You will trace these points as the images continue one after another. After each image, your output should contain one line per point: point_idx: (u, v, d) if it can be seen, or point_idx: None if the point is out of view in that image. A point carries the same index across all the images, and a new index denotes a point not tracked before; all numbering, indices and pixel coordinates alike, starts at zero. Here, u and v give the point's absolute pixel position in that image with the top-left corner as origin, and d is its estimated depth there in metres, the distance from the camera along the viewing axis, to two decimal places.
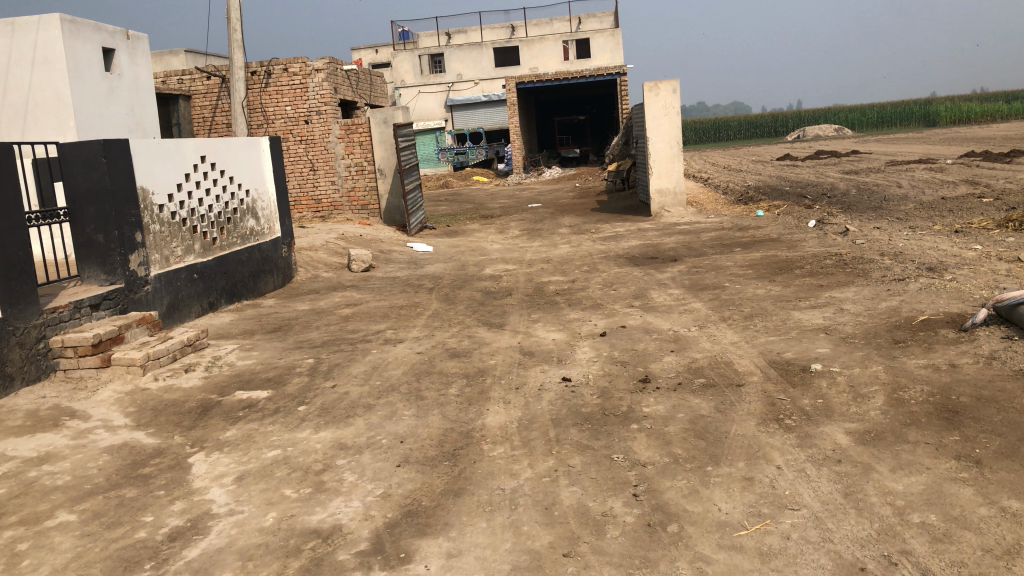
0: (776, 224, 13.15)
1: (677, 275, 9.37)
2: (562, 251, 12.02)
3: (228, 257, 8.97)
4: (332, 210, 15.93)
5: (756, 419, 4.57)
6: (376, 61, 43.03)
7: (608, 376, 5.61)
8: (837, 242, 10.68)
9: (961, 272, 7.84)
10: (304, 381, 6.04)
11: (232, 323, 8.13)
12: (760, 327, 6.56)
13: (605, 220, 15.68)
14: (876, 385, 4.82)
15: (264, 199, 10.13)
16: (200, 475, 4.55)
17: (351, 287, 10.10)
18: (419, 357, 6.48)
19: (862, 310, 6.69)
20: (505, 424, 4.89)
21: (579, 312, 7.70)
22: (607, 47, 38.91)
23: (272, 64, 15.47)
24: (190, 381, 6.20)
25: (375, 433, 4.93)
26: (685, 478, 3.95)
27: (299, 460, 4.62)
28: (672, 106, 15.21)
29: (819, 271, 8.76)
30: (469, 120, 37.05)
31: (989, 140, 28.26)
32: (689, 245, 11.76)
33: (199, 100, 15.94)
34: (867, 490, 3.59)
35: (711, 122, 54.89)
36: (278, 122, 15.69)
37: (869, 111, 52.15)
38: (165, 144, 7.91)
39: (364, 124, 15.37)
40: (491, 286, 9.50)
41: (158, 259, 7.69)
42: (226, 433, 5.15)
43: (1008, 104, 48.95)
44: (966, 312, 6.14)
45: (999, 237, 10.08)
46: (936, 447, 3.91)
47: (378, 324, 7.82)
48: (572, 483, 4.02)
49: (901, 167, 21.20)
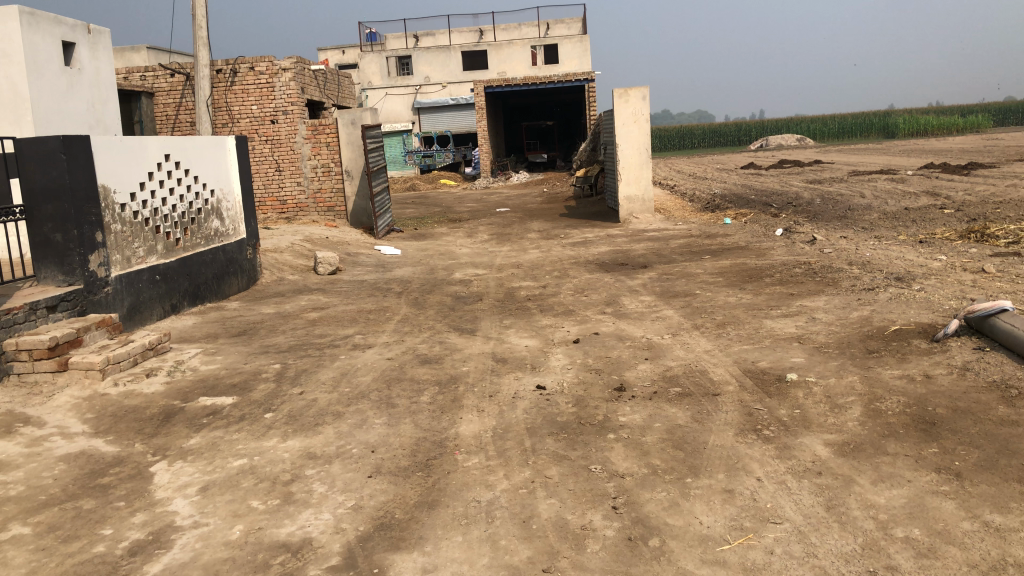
0: (743, 231, 13.22)
1: (648, 281, 9.34)
2: (531, 256, 11.95)
3: (191, 258, 8.74)
4: (298, 211, 15.70)
5: (733, 429, 4.52)
6: (342, 62, 42.69)
7: (583, 384, 5.52)
8: (806, 250, 10.76)
9: (928, 282, 7.92)
10: (270, 387, 5.88)
11: (195, 327, 7.92)
12: (733, 335, 6.53)
13: (574, 225, 15.67)
14: (853, 396, 4.80)
15: (228, 200, 9.90)
16: (162, 485, 4.37)
17: (318, 290, 9.92)
18: (389, 363, 6.35)
19: (834, 319, 6.70)
20: (479, 433, 4.79)
21: (551, 318, 7.63)
22: (575, 54, 39.13)
23: (238, 62, 15.21)
24: (151, 386, 6.00)
25: (345, 442, 4.80)
26: (664, 490, 3.88)
27: (267, 470, 4.47)
28: (641, 114, 15.20)
29: (789, 279, 8.79)
30: (436, 123, 36.92)
31: (947, 152, 28.84)
32: (658, 251, 11.76)
33: (162, 98, 15.62)
34: (849, 503, 3.55)
35: (676, 130, 55.38)
36: (243, 121, 15.41)
37: (830, 122, 52.98)
38: (127, 141, 7.68)
39: (331, 125, 15.17)
40: (461, 291, 9.39)
41: (119, 260, 7.46)
42: (189, 441, 4.98)
43: (964, 117, 50.09)
44: (936, 322, 6.17)
45: (962, 248, 10.22)
46: (916, 459, 3.88)
47: (346, 329, 7.67)
48: (550, 495, 3.93)
49: (864, 177, 21.50)
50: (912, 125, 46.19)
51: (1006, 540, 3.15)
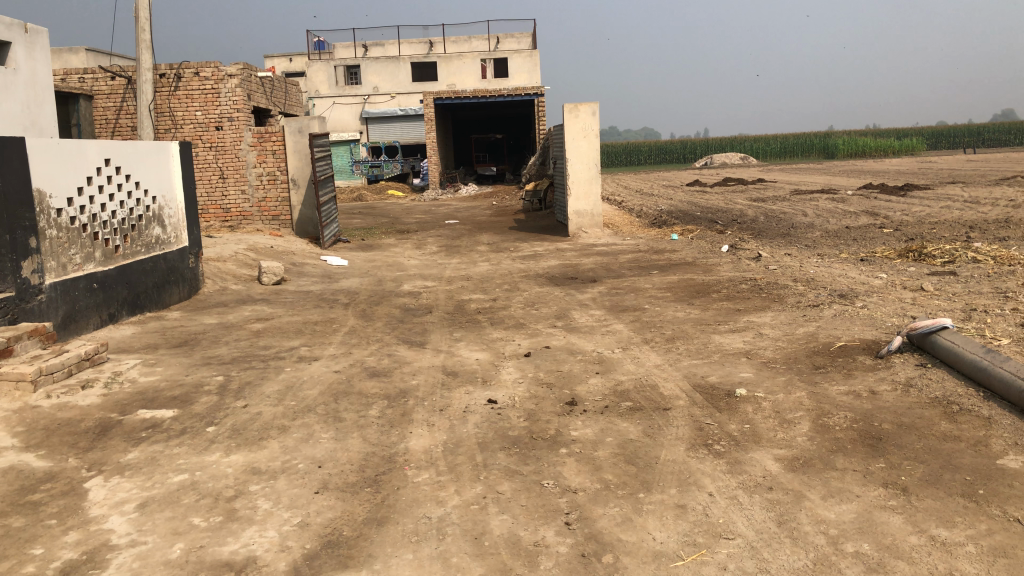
0: (690, 248, 13.39)
1: (597, 296, 9.36)
2: (481, 269, 11.91)
3: (131, 266, 8.48)
4: (242, 219, 15.42)
5: (685, 444, 4.52)
6: (290, 70, 42.19)
7: (534, 398, 5.48)
8: (751, 267, 10.93)
9: (871, 299, 8.09)
10: (212, 400, 5.70)
11: (134, 337, 7.67)
12: (682, 350, 6.57)
13: (524, 238, 15.68)
14: (801, 411, 4.85)
15: (171, 206, 9.65)
16: (97, 502, 4.19)
17: (262, 301, 9.71)
18: (336, 376, 6.23)
19: (781, 335, 6.79)
20: (429, 448, 4.71)
21: (502, 331, 7.59)
22: (525, 68, 39.21)
23: (182, 67, 14.82)
24: (86, 399, 5.77)
25: (291, 457, 4.66)
26: (617, 505, 3.86)
27: (209, 486, 4.32)
28: (590, 129, 15.35)
29: (736, 295, 8.89)
30: (385, 134, 36.71)
31: (884, 174, 29.68)
32: (607, 266, 11.81)
33: (102, 101, 15.20)
34: (800, 518, 3.57)
35: (623, 146, 55.95)
36: (186, 127, 15.03)
37: (773, 141, 54.20)
38: (65, 144, 7.42)
39: (278, 133, 14.96)
40: (410, 303, 9.29)
41: (54, 267, 7.20)
42: (127, 456, 4.79)
43: (900, 140, 51.72)
44: (880, 339, 6.30)
45: (902, 266, 10.49)
46: (864, 474, 3.93)
47: (292, 341, 7.51)
48: (502, 511, 3.87)
49: (805, 196, 21.99)
50: (850, 146, 47.51)
51: (953, 554, 3.20)
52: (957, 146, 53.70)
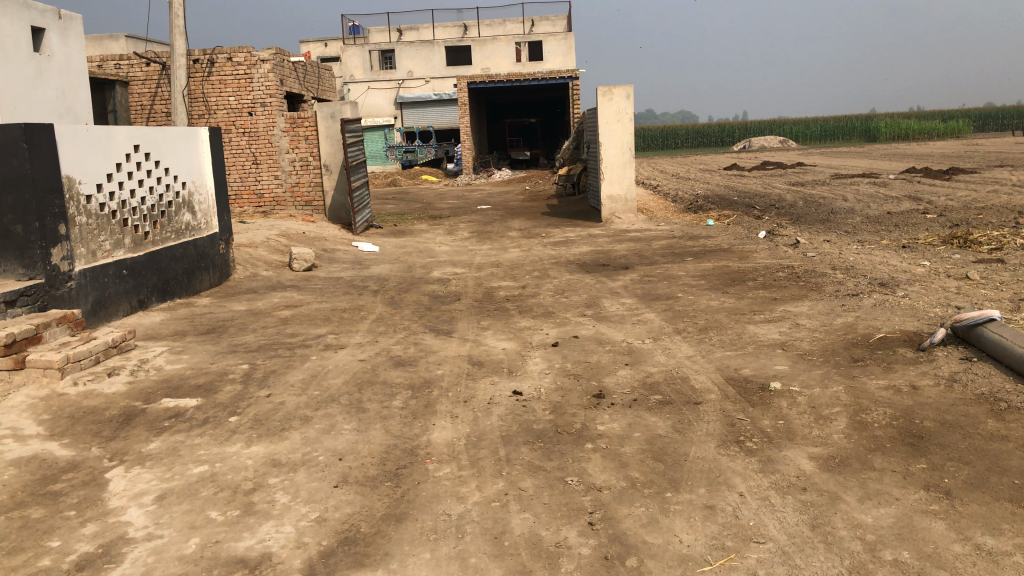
0: (726, 233, 13.12)
1: (629, 283, 9.17)
2: (512, 255, 11.78)
3: (160, 253, 8.49)
4: (275, 205, 15.43)
5: (716, 440, 4.36)
6: (325, 55, 42.24)
7: (560, 390, 5.35)
8: (788, 254, 10.66)
9: (913, 288, 7.81)
10: (236, 389, 5.65)
11: (163, 324, 7.67)
12: (715, 341, 6.38)
13: (556, 224, 15.50)
14: (838, 407, 4.66)
15: (200, 192, 9.64)
16: (116, 493, 4.15)
17: (292, 287, 9.68)
18: (361, 365, 6.15)
19: (818, 326, 6.57)
20: (452, 441, 4.61)
21: (530, 320, 7.45)
22: (560, 51, 39.20)
23: (216, 52, 14.86)
24: (113, 386, 5.76)
25: (312, 449, 4.59)
26: (643, 505, 3.72)
27: (228, 478, 4.26)
28: (625, 111, 15.09)
29: (772, 283, 8.65)
30: (419, 118, 36.61)
31: (929, 156, 28.93)
32: (640, 253, 11.60)
33: (137, 88, 15.28)
34: (835, 522, 3.40)
35: (659, 130, 55.20)
36: (220, 112, 15.08)
37: (813, 124, 53.15)
38: (95, 130, 7.41)
39: (311, 118, 14.93)
40: (439, 290, 9.19)
41: (84, 253, 7.21)
42: (149, 446, 4.75)
43: (945, 122, 50.41)
44: (922, 330, 6.05)
45: (946, 254, 10.15)
46: (904, 476, 3.74)
47: (319, 328, 7.44)
48: (524, 509, 3.76)
49: (846, 181, 21.49)
50: (893, 129, 46.41)
51: (1000, 565, 3.01)
52: (1003, 128, 52.25)
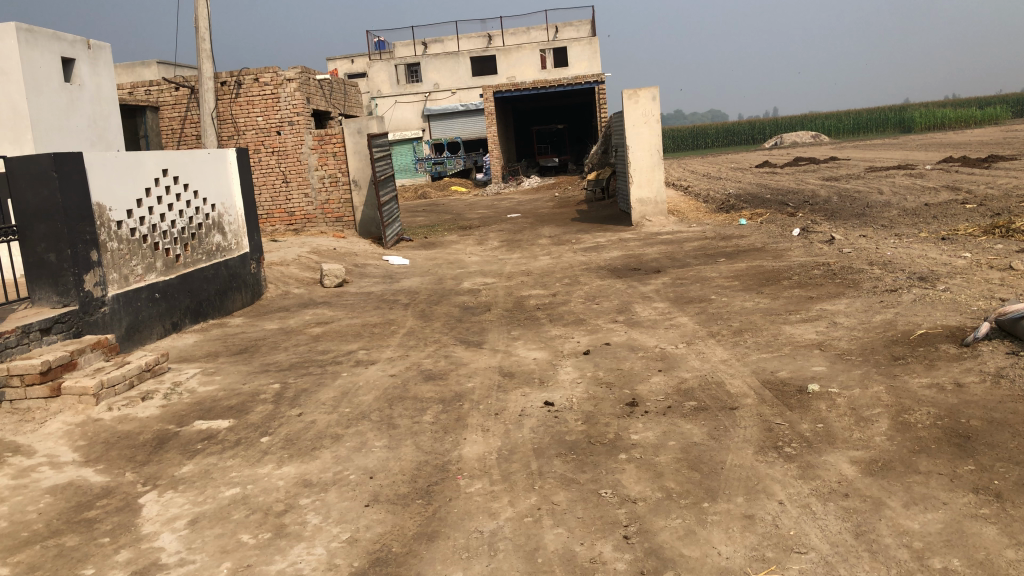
0: (759, 232, 12.93)
1: (661, 287, 9.05)
2: (542, 263, 11.71)
3: (192, 275, 8.56)
4: (306, 222, 15.54)
5: (753, 446, 4.25)
6: (352, 71, 42.63)
7: (593, 400, 5.26)
8: (824, 250, 10.46)
9: (954, 281, 7.60)
10: (268, 409, 5.65)
11: (196, 345, 7.72)
12: (750, 343, 6.25)
13: (586, 230, 15.41)
14: (879, 408, 4.51)
15: (230, 213, 9.72)
16: (150, 518, 4.15)
17: (323, 304, 9.71)
18: (392, 380, 6.11)
19: (856, 324, 6.40)
20: (483, 455, 4.54)
21: (561, 328, 7.38)
22: (585, 56, 39.13)
23: (242, 74, 15.01)
24: (147, 410, 5.79)
25: (343, 468, 4.56)
26: (679, 517, 3.62)
27: (260, 500, 4.24)
28: (651, 114, 14.95)
29: (808, 281, 8.48)
30: (446, 130, 36.79)
31: (966, 145, 28.33)
32: (672, 255, 11.47)
33: (168, 112, 15.50)
34: (880, 528, 3.27)
35: (688, 131, 54.79)
36: (249, 133, 15.24)
37: (845, 118, 52.40)
38: (123, 157, 7.50)
39: (338, 135, 14.99)
40: (469, 301, 9.15)
41: (117, 278, 7.28)
42: (182, 469, 4.76)
43: (982, 110, 49.40)
44: (966, 325, 5.87)
45: (987, 244, 9.88)
46: (951, 479, 3.59)
47: (350, 344, 7.43)
48: (557, 524, 3.68)
49: (881, 173, 21.11)
50: (928, 118, 45.58)
51: None
52: None
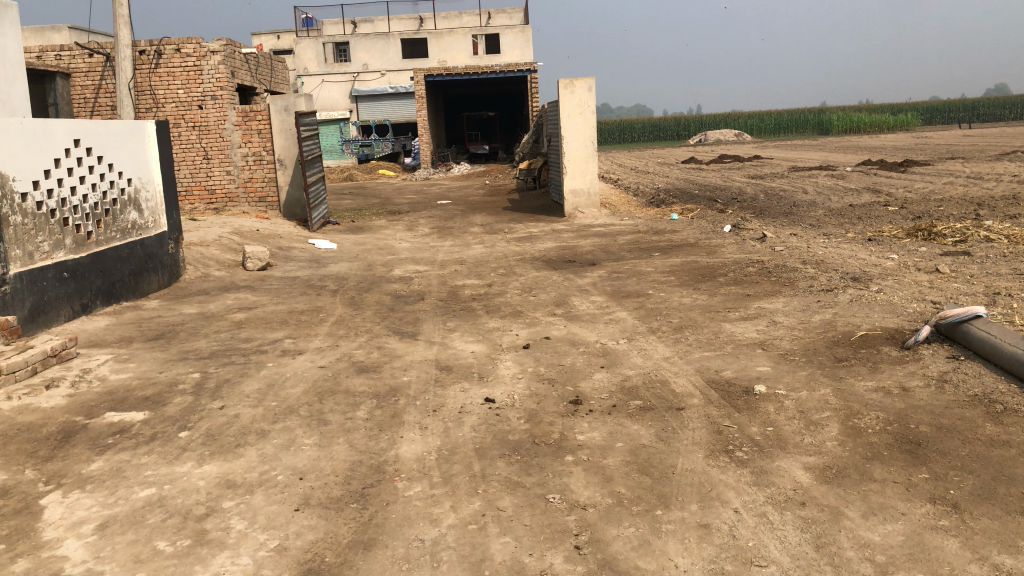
0: (692, 228, 12.94)
1: (597, 280, 8.91)
2: (475, 251, 11.47)
3: (105, 253, 8.01)
4: (227, 201, 14.91)
5: (703, 450, 4.11)
6: (278, 48, 41.41)
7: (535, 397, 5.06)
8: (757, 247, 10.51)
9: (886, 282, 7.68)
10: (187, 401, 5.26)
11: (108, 329, 7.22)
12: (692, 340, 6.16)
13: (519, 220, 15.19)
14: (828, 411, 4.44)
15: (148, 189, 9.16)
16: (52, 523, 3.75)
17: (246, 288, 9.24)
18: (321, 372, 5.79)
19: (795, 323, 6.37)
20: (422, 456, 4.29)
21: (498, 320, 7.15)
22: (517, 44, 38.93)
23: (163, 43, 14.22)
24: (51, 400, 5.32)
25: (269, 467, 4.24)
26: (632, 525, 3.45)
27: (177, 502, 3.89)
28: (587, 105, 14.83)
29: (744, 279, 8.46)
30: (374, 112, 36.03)
31: (882, 149, 29.21)
32: (605, 248, 11.36)
33: (80, 80, 14.60)
34: (841, 541, 3.17)
35: (616, 124, 55.09)
36: (169, 106, 14.46)
37: (766, 117, 53.58)
38: (30, 124, 6.92)
39: (264, 112, 14.45)
40: (401, 289, 8.83)
41: (20, 255, 6.72)
42: (90, 466, 4.36)
43: (895, 116, 51.20)
44: (904, 328, 5.89)
45: (913, 247, 10.07)
46: (907, 487, 3.52)
47: (275, 332, 7.05)
48: (504, 533, 3.46)
49: (804, 174, 21.56)
50: (846, 122, 47.00)
51: None
52: (951, 120, 53.21)
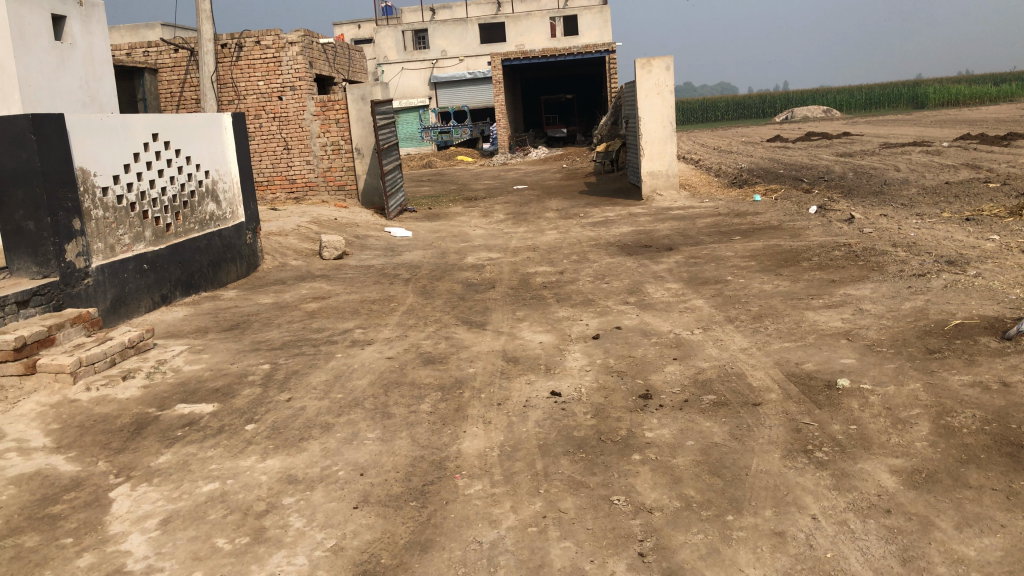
0: (775, 209, 12.46)
1: (674, 267, 8.62)
2: (549, 237, 11.30)
3: (183, 245, 8.17)
4: (308, 190, 15.12)
5: (780, 450, 3.86)
6: (358, 37, 41.91)
7: (603, 391, 4.88)
8: (844, 230, 10.02)
9: (985, 266, 7.18)
10: (255, 393, 5.28)
11: (185, 320, 7.36)
12: (772, 330, 5.85)
13: (595, 204, 14.94)
14: (918, 409, 4.12)
15: (225, 180, 9.32)
16: (119, 516, 3.79)
17: (321, 278, 9.31)
18: (388, 364, 5.74)
19: (884, 312, 5.99)
20: (484, 452, 4.18)
21: (569, 309, 6.98)
22: (596, 25, 38.31)
23: (244, 36, 14.48)
24: (127, 391, 5.43)
25: (331, 462, 4.19)
26: (700, 531, 3.25)
27: (239, 497, 3.88)
28: (665, 84, 14.42)
29: (829, 264, 8.04)
30: (453, 98, 36.03)
31: (982, 123, 27.64)
32: (684, 232, 11.01)
33: (166, 75, 14.97)
34: (931, 555, 2.91)
35: (698, 103, 53.85)
36: (250, 98, 14.73)
37: (857, 92, 51.45)
38: (110, 120, 7.07)
39: (341, 101, 14.55)
40: (472, 277, 8.74)
41: (102, 248, 6.90)
42: (158, 459, 4.40)
43: (996, 87, 48.45)
44: (1005, 316, 5.46)
45: (1015, 227, 9.42)
46: (1007, 496, 3.22)
47: (346, 322, 7.05)
48: (564, 537, 3.31)
49: (896, 150, 20.59)
50: (943, 95, 44.78)
51: None
52: None
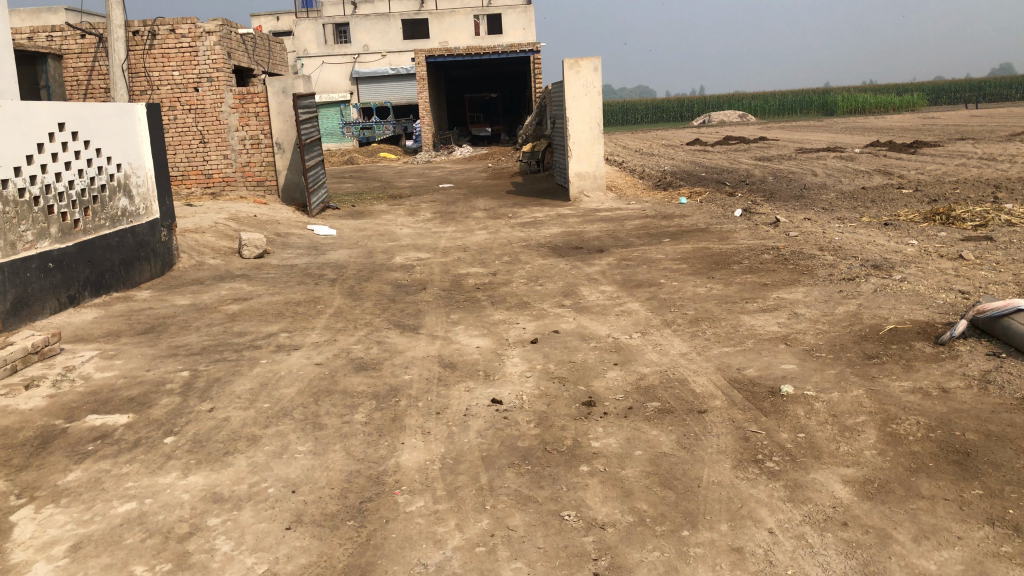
0: (702, 212, 12.57)
1: (606, 269, 8.54)
2: (478, 238, 11.11)
3: (92, 242, 7.66)
4: (225, 185, 14.53)
5: (730, 460, 3.78)
6: (277, 28, 40.93)
7: (545, 398, 4.73)
8: (770, 233, 10.15)
9: (909, 270, 7.32)
10: (174, 403, 4.93)
11: (95, 323, 6.90)
12: (710, 335, 5.81)
13: (523, 204, 14.81)
14: (863, 415, 4.11)
15: (138, 174, 8.81)
16: (21, 543, 3.43)
17: (241, 278, 8.90)
18: (317, 370, 5.46)
19: (819, 316, 6.02)
20: (425, 465, 3.97)
21: (503, 312, 6.82)
22: (519, 24, 38.37)
23: (157, 24, 13.78)
24: (30, 401, 5.00)
25: (260, 479, 3.92)
26: (656, 548, 3.12)
27: (159, 520, 3.57)
28: (593, 86, 14.42)
29: (760, 267, 8.09)
30: (375, 94, 35.49)
31: (889, 130, 28.69)
32: (613, 234, 10.96)
33: (72, 62, 14.19)
34: (892, 569, 2.85)
35: (619, 105, 54.41)
36: (164, 88, 14.05)
37: (770, 98, 52.88)
38: (12, 108, 6.54)
39: (261, 94, 14.08)
40: (402, 278, 8.50)
41: (1, 246, 6.37)
42: (67, 476, 4.03)
43: (899, 97, 50.52)
44: (936, 321, 5.55)
45: (931, 232, 9.70)
46: (960, 506, 3.20)
47: (270, 325, 6.71)
48: (515, 557, 3.14)
49: (812, 155, 21.16)
50: (850, 102, 46.49)
51: None
52: (957, 101, 52.52)
